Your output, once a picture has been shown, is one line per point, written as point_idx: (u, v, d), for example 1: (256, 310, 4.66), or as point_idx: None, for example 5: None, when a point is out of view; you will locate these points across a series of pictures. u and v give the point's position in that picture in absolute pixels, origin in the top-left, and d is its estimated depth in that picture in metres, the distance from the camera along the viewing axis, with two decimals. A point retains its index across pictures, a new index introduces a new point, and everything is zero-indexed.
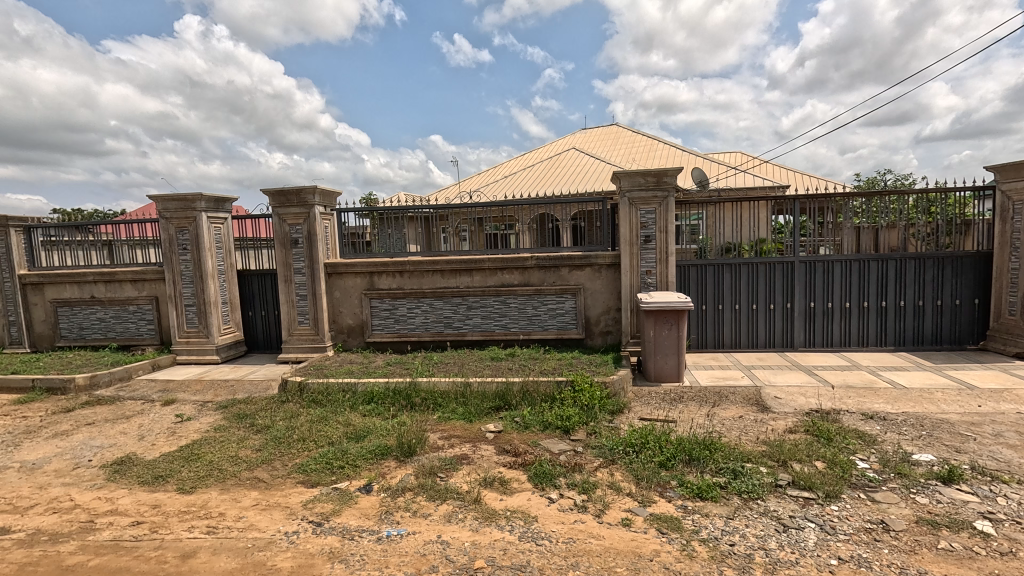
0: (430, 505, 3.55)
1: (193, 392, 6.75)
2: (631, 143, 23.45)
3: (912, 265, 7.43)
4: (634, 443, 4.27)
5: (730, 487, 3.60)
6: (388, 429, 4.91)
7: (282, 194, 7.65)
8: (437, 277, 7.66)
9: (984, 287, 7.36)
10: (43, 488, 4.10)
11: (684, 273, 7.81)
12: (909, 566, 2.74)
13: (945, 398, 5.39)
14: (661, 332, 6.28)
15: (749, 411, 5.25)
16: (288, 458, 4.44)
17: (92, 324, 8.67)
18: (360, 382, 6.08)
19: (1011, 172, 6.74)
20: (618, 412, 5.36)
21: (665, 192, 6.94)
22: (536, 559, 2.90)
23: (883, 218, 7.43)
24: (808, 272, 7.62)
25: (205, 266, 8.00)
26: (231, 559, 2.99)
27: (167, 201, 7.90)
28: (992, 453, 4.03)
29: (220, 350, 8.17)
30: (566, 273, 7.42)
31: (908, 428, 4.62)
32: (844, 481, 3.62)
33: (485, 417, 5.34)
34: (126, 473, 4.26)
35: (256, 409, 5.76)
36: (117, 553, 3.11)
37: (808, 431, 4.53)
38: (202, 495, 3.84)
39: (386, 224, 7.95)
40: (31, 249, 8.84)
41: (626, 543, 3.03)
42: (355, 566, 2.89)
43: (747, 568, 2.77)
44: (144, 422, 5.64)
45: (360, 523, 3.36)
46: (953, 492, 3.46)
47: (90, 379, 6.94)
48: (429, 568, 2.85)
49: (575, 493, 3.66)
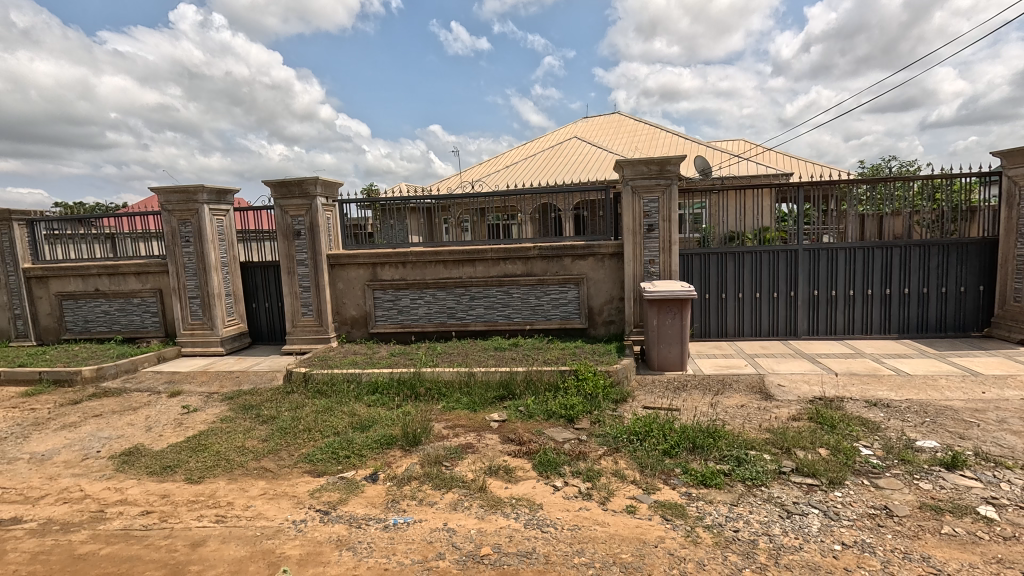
0: (436, 493, 3.59)
1: (199, 383, 6.80)
2: (632, 132, 23.32)
3: (917, 253, 7.40)
4: (638, 432, 4.29)
5: (734, 474, 3.62)
6: (393, 420, 4.94)
7: (283, 186, 7.62)
8: (439, 267, 7.65)
9: (990, 273, 7.32)
10: (53, 479, 4.16)
11: (687, 262, 7.80)
12: (912, 551, 2.76)
13: (949, 385, 5.40)
14: (665, 321, 6.28)
15: (753, 400, 5.24)
16: (295, 448, 4.47)
17: (98, 316, 8.72)
18: (365, 372, 6.09)
19: (1017, 158, 6.68)
20: (622, 400, 5.37)
21: (668, 180, 6.87)
22: (542, 546, 2.93)
23: (888, 206, 7.40)
24: (812, 259, 7.59)
25: (208, 258, 8.01)
26: (240, 547, 3.03)
27: (169, 193, 7.88)
28: (996, 439, 4.03)
29: (225, 342, 8.21)
30: (569, 263, 7.40)
31: (912, 414, 4.63)
32: (848, 468, 3.64)
33: (489, 406, 5.37)
34: (134, 464, 4.31)
35: (262, 401, 5.79)
36: (128, 542, 3.15)
37: (812, 419, 4.54)
38: (209, 484, 3.88)
39: (388, 216, 7.91)
40: (34, 241, 8.86)
41: (631, 530, 3.05)
42: (363, 553, 2.92)
43: (750, 553, 2.79)
44: (150, 413, 5.70)
45: (367, 512, 3.39)
46: (957, 478, 3.47)
47: (97, 371, 6.99)
48: (435, 555, 2.88)
49: (580, 481, 3.69)
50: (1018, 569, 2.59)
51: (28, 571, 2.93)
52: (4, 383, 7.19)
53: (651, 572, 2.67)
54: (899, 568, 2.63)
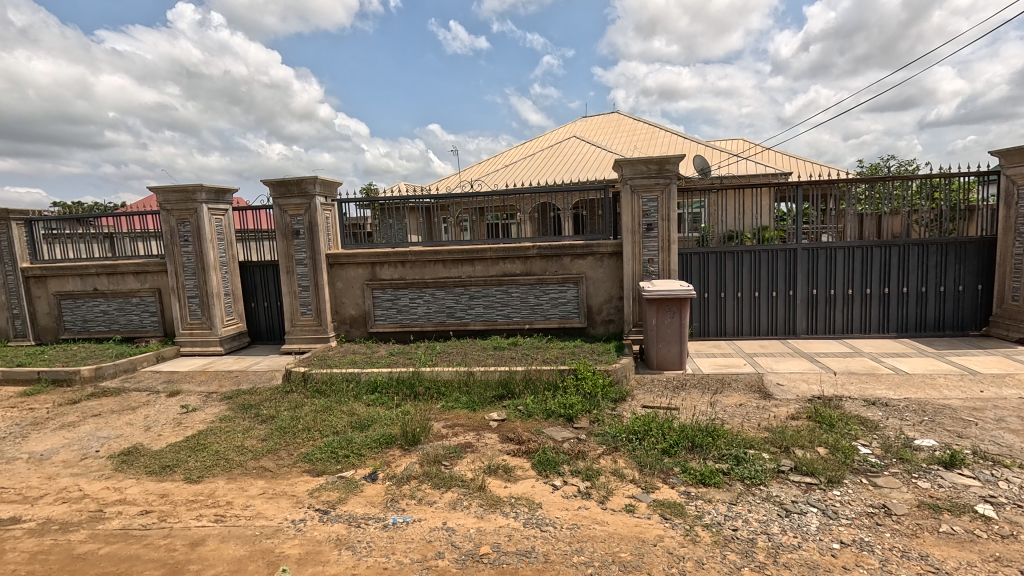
0: (435, 492, 3.60)
1: (198, 383, 6.81)
2: (632, 132, 23.32)
3: (916, 252, 7.41)
4: (637, 431, 4.29)
5: (732, 473, 3.63)
6: (393, 419, 4.94)
7: (281, 186, 7.61)
8: (439, 267, 7.66)
9: (987, 273, 7.33)
10: (52, 478, 4.15)
11: (686, 262, 7.80)
12: (911, 549, 2.76)
13: (948, 384, 5.41)
14: (664, 320, 6.28)
15: (751, 398, 5.24)
16: (294, 448, 4.47)
17: (96, 316, 8.71)
18: (364, 371, 6.09)
19: (1016, 158, 6.70)
20: (621, 399, 5.38)
21: (667, 179, 6.87)
22: (540, 544, 2.93)
23: (886, 205, 7.43)
24: (811, 259, 7.60)
25: (207, 257, 8.00)
26: (240, 546, 3.04)
27: (167, 192, 7.87)
28: (995, 438, 4.04)
29: (224, 342, 8.20)
30: (569, 262, 7.41)
31: (911, 413, 4.64)
32: (847, 467, 3.65)
33: (488, 405, 5.37)
34: (134, 463, 4.30)
35: (261, 400, 5.78)
36: (128, 542, 3.16)
37: (812, 418, 4.54)
38: (209, 484, 3.88)
39: (387, 215, 7.93)
40: (32, 241, 8.84)
41: (629, 529, 3.06)
42: (362, 552, 2.92)
43: (749, 552, 2.80)
44: (148, 413, 5.69)
45: (366, 511, 3.39)
46: (957, 476, 3.48)
47: (95, 370, 6.99)
48: (434, 554, 2.89)
49: (579, 480, 3.69)
50: (1016, 567, 2.60)
51: (27, 570, 2.92)
52: (2, 383, 7.18)
53: (650, 570, 2.67)
54: (897, 566, 2.63)
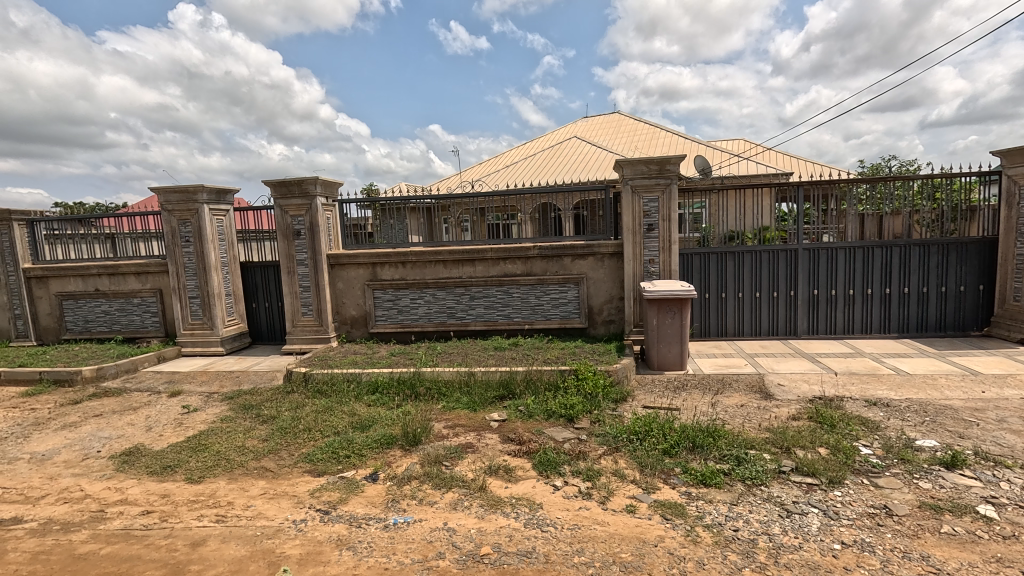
0: (436, 492, 3.54)
1: (199, 383, 6.76)
2: (633, 132, 23.27)
3: (917, 252, 7.35)
4: (638, 431, 4.24)
5: (733, 474, 3.57)
6: (393, 420, 4.89)
7: (283, 185, 7.56)
8: (439, 267, 7.60)
9: (993, 273, 7.26)
10: (53, 479, 4.10)
11: (687, 262, 7.74)
12: (913, 550, 2.71)
13: (949, 383, 5.35)
14: (665, 320, 6.23)
15: (752, 399, 5.19)
16: (295, 448, 4.42)
17: (98, 316, 8.66)
18: (365, 371, 6.03)
19: (1018, 157, 6.63)
20: (622, 400, 5.32)
21: (669, 179, 6.78)
22: (542, 545, 2.88)
23: (888, 205, 7.36)
24: (812, 259, 7.54)
25: (209, 257, 7.95)
26: (241, 546, 2.99)
27: (169, 192, 7.82)
28: (995, 438, 3.98)
29: (225, 342, 8.15)
30: (569, 262, 7.35)
31: (912, 414, 4.58)
32: (847, 467, 3.59)
33: (489, 405, 5.31)
34: (134, 463, 4.25)
35: (262, 400, 5.72)
36: (129, 542, 3.10)
37: (811, 418, 4.48)
38: (209, 484, 3.83)
39: (388, 215, 7.88)
40: (35, 241, 8.79)
41: (631, 529, 3.00)
42: (363, 553, 2.87)
43: (751, 553, 2.74)
44: (151, 413, 5.64)
45: (367, 511, 3.33)
46: (956, 477, 3.42)
47: (97, 370, 6.94)
48: (435, 555, 2.83)
49: (580, 480, 3.64)
50: (1018, 568, 2.54)
51: (29, 571, 2.87)
52: (5, 383, 7.13)
53: (651, 571, 2.62)
54: (900, 567, 2.58)
